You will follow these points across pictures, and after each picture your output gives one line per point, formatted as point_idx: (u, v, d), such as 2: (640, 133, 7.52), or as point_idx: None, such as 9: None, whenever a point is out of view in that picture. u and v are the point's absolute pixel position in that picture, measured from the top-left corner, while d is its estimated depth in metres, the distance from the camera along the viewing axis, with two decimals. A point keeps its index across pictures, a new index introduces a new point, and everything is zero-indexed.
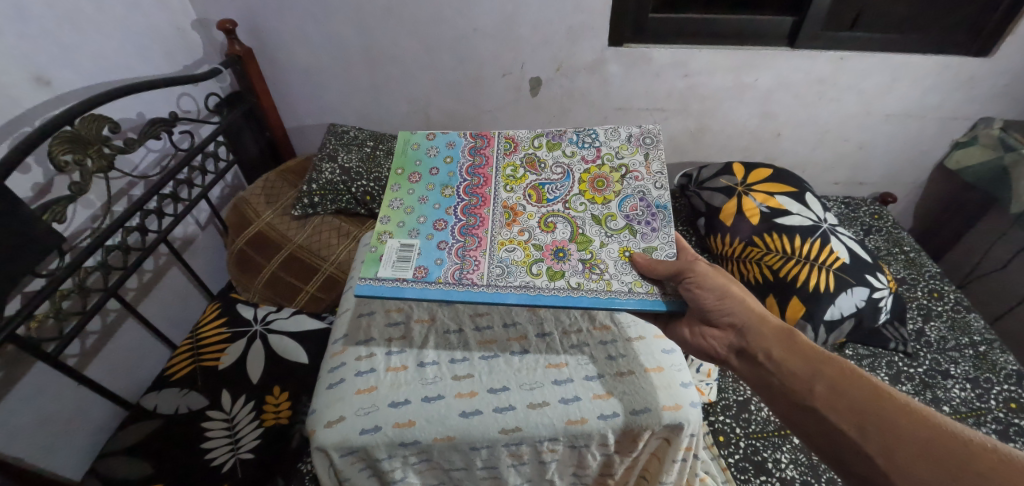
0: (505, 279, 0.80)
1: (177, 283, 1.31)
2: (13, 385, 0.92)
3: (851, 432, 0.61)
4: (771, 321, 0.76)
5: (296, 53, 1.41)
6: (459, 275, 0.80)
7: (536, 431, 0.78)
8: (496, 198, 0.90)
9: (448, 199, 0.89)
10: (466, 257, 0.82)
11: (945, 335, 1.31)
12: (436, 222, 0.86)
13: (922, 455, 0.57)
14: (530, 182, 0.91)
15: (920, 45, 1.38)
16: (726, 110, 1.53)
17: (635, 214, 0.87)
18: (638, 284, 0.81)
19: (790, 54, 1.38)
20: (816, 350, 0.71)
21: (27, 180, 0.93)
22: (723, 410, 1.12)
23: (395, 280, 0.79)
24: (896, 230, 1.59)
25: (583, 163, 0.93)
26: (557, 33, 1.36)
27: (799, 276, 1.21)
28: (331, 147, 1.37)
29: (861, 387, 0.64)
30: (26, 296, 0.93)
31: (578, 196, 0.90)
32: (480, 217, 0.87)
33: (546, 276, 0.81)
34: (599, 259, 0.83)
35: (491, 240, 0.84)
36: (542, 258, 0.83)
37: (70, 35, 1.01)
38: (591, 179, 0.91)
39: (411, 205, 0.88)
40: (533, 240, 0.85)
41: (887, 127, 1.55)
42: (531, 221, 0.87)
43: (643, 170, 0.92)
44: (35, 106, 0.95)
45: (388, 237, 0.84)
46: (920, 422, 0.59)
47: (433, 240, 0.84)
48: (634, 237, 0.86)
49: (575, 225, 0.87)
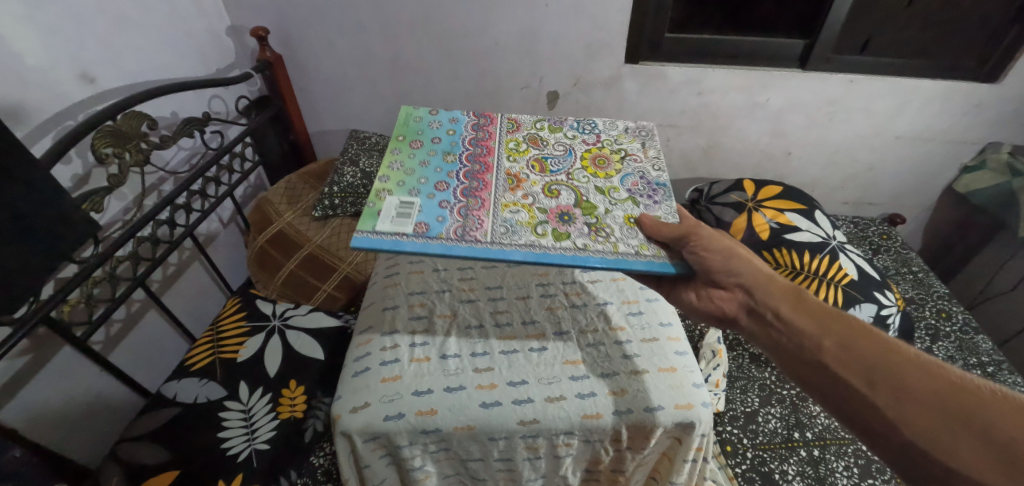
0: (509, 237, 0.81)
1: (198, 277, 1.35)
2: (43, 366, 0.95)
3: (859, 384, 0.63)
4: (779, 282, 0.78)
5: (324, 62, 1.47)
6: (462, 232, 0.81)
7: (553, 424, 0.81)
8: (499, 168, 0.94)
9: (449, 165, 0.92)
10: (469, 216, 0.84)
11: (953, 354, 1.31)
12: (437, 184, 0.88)
13: (932, 403, 0.58)
14: (533, 156, 0.97)
15: (929, 70, 1.41)
16: (737, 128, 1.56)
17: (638, 190, 0.92)
18: (645, 247, 0.83)
19: (801, 76, 1.42)
20: (824, 309, 0.73)
21: (68, 170, 0.98)
22: (730, 420, 1.12)
23: (394, 235, 0.79)
24: (905, 250, 1.61)
25: (584, 144, 1.01)
26: (575, 48, 1.40)
27: (807, 292, 1.23)
28: (353, 152, 1.44)
29: (870, 342, 0.66)
30: (59, 281, 0.97)
31: (580, 171, 0.95)
32: (483, 183, 0.90)
33: (551, 236, 0.82)
34: (604, 223, 0.85)
35: (494, 202, 0.87)
36: (546, 221, 0.85)
37: (116, 35, 1.06)
38: (592, 158, 0.98)
39: (411, 168, 0.91)
40: (537, 204, 0.88)
41: (896, 149, 1.58)
42: (534, 188, 0.90)
43: (640, 154, 1.00)
44: (80, 101, 1.00)
45: (387, 194, 0.85)
46: (928, 372, 0.61)
47: (434, 199, 0.85)
48: (635, 206, 0.89)
49: (579, 193, 0.90)
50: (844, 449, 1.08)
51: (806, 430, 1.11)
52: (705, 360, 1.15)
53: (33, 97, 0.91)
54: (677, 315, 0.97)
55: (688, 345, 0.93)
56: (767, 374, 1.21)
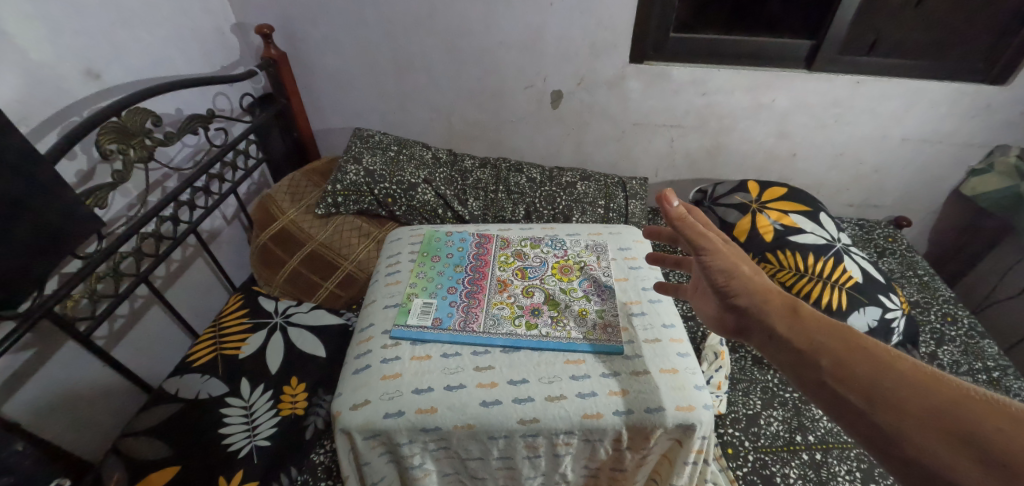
0: (495, 328, 0.91)
1: (202, 274, 1.35)
2: (47, 359, 0.96)
3: (853, 397, 0.53)
4: (776, 293, 0.67)
5: (329, 60, 1.48)
6: (464, 324, 0.91)
7: (553, 423, 0.80)
8: (492, 274, 1.01)
9: (457, 273, 1.01)
10: (469, 312, 0.93)
11: (958, 359, 1.28)
12: (449, 287, 0.98)
13: (936, 420, 0.48)
14: (517, 266, 1.03)
15: (936, 71, 1.40)
16: (742, 129, 1.56)
17: (590, 290, 0.98)
18: (591, 332, 0.90)
19: (806, 77, 1.41)
20: (824, 320, 0.62)
21: (72, 166, 0.98)
22: (732, 422, 1.12)
23: (419, 327, 0.90)
24: (910, 253, 1.59)
25: (555, 255, 1.06)
26: (579, 47, 1.40)
27: (811, 294, 1.22)
28: (357, 150, 1.44)
29: (871, 356, 0.55)
30: (63, 276, 0.97)
31: (550, 276, 1.01)
32: (481, 285, 0.98)
33: (524, 326, 0.91)
34: (565, 315, 0.93)
35: (487, 300, 0.95)
36: (523, 314, 0.93)
37: (122, 32, 1.07)
38: (560, 266, 1.03)
39: (431, 276, 1.01)
40: (517, 301, 0.95)
41: (902, 151, 1.57)
42: (517, 289, 0.98)
43: (595, 264, 1.04)
44: (85, 97, 1.00)
45: (414, 296, 0.96)
46: (938, 391, 0.50)
47: (446, 298, 0.95)
48: (590, 301, 0.96)
49: (547, 292, 0.97)
50: (847, 453, 1.07)
51: (808, 433, 1.10)
52: (707, 362, 1.15)
53: (39, 92, 0.92)
54: (679, 316, 0.95)
55: (690, 347, 0.91)
56: (769, 377, 1.21)
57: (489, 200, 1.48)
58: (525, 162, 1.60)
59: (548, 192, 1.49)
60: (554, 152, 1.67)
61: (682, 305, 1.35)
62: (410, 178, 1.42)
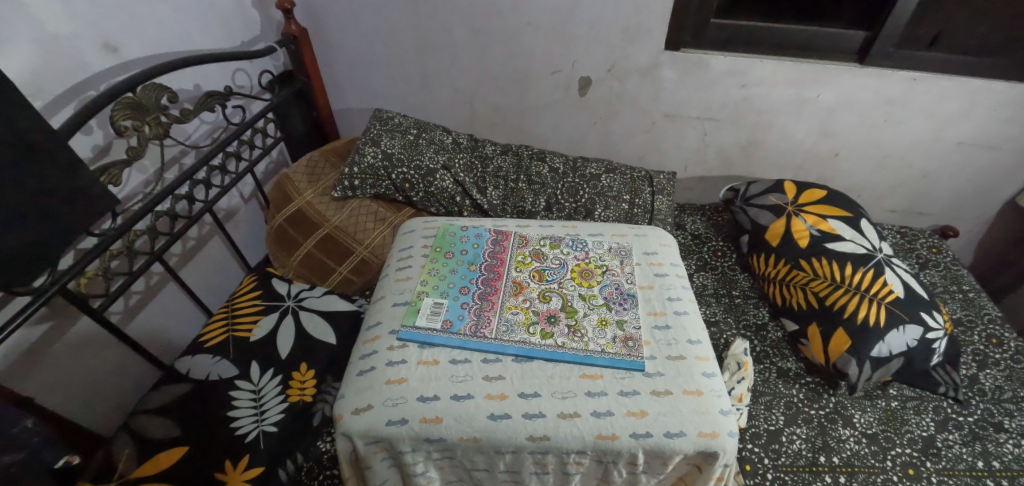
0: (507, 335, 0.86)
1: (217, 252, 1.35)
2: (62, 334, 0.97)
3: None
4: None
5: (351, 37, 1.43)
6: (475, 329, 0.87)
7: (564, 442, 0.76)
8: (508, 275, 0.97)
9: (471, 272, 0.97)
10: (481, 315, 0.89)
11: (1002, 384, 1.18)
12: (462, 287, 0.94)
13: None
14: (534, 267, 0.98)
15: (1005, 70, 1.27)
16: (782, 125, 1.46)
17: (611, 298, 0.93)
18: (610, 345, 0.85)
19: (857, 71, 1.31)
20: None
21: (88, 140, 0.97)
22: (752, 438, 1.06)
23: (428, 329, 0.87)
24: (956, 266, 1.48)
25: (575, 257, 1.01)
26: (612, 32, 1.32)
27: (846, 307, 1.14)
28: (375, 132, 1.40)
29: None
30: (79, 252, 0.97)
31: (569, 280, 0.96)
32: (495, 287, 0.94)
33: (539, 335, 0.86)
34: (582, 325, 0.88)
35: (500, 303, 0.91)
36: (538, 320, 0.89)
37: (140, 4, 1.04)
38: (580, 270, 0.98)
39: (444, 274, 0.97)
40: (533, 307, 0.91)
41: (957, 156, 1.45)
42: (533, 293, 0.93)
43: (618, 269, 0.99)
44: (101, 71, 0.98)
45: (424, 295, 0.92)
46: None
47: (458, 300, 0.92)
48: (609, 311, 0.91)
49: (565, 298, 0.93)
50: (873, 477, 1.01)
51: (833, 454, 1.04)
52: (729, 372, 1.12)
53: (55, 65, 0.90)
54: (706, 331, 0.90)
55: (716, 366, 0.86)
56: (794, 392, 1.14)
57: (509, 190, 1.42)
58: (549, 152, 1.53)
59: (570, 184, 1.43)
60: (579, 142, 1.60)
61: (706, 311, 1.30)
62: (429, 164, 1.37)
